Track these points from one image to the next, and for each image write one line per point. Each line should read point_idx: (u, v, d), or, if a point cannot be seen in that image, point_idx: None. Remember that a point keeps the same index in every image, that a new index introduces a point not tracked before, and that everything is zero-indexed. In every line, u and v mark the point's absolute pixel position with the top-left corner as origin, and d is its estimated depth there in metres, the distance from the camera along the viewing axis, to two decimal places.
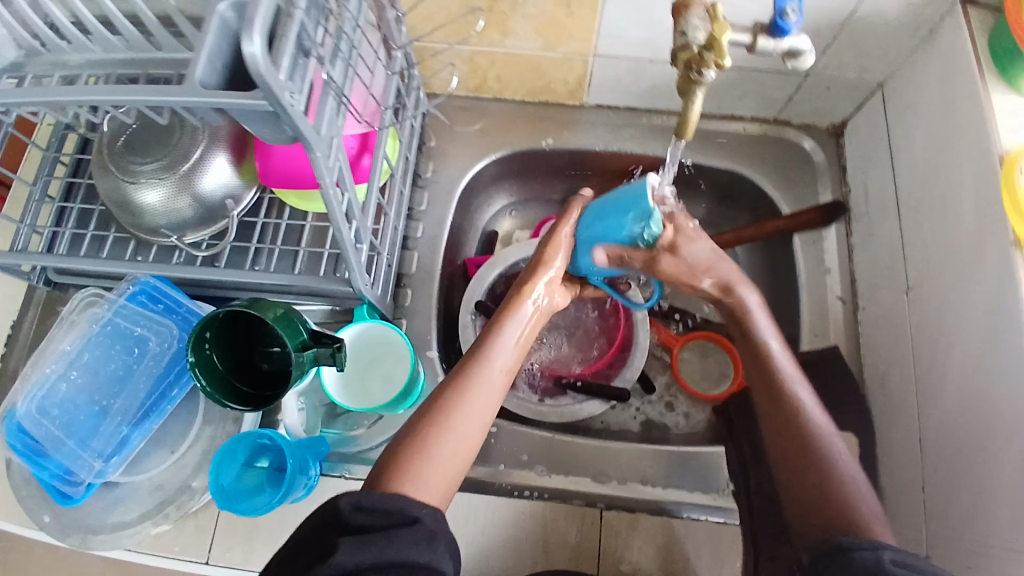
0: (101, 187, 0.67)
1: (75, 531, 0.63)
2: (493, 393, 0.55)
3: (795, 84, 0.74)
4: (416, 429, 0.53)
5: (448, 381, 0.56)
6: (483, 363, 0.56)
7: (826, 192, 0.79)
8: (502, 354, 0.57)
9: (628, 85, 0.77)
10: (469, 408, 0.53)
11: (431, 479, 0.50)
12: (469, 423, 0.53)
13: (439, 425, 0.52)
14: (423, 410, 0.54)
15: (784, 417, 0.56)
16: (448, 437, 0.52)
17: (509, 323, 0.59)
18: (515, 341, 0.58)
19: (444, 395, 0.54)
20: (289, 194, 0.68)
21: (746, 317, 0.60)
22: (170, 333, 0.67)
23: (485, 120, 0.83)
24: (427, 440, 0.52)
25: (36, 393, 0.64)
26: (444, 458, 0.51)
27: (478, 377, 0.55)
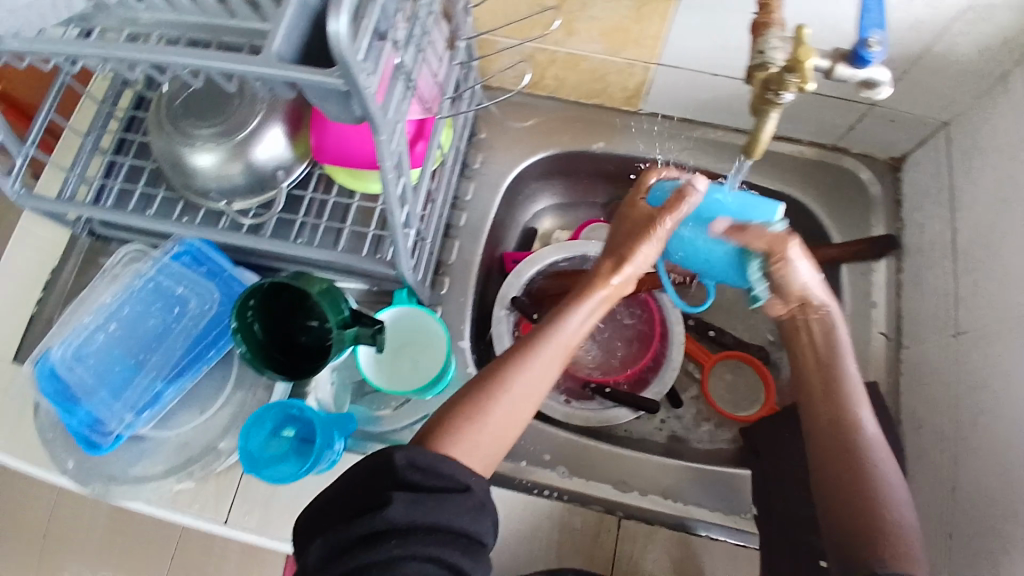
0: (156, 146, 0.67)
1: (96, 479, 0.64)
2: (556, 367, 0.54)
3: (859, 113, 0.73)
4: (475, 392, 0.52)
5: (514, 346, 0.54)
6: (557, 334, 0.53)
7: (878, 225, 0.78)
8: (572, 331, 0.54)
9: (687, 97, 0.75)
10: (530, 380, 0.53)
11: (480, 447, 0.51)
12: (527, 397, 0.52)
13: (494, 395, 0.52)
14: (483, 375, 0.53)
15: (833, 420, 0.57)
16: (503, 409, 0.51)
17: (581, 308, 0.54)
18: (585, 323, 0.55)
19: (510, 361, 0.53)
20: (340, 172, 0.67)
21: (830, 329, 0.59)
22: (210, 297, 0.67)
23: (538, 117, 0.82)
24: (482, 408, 0.51)
25: (73, 339, 0.65)
26: (495, 429, 0.51)
27: (546, 349, 0.53)
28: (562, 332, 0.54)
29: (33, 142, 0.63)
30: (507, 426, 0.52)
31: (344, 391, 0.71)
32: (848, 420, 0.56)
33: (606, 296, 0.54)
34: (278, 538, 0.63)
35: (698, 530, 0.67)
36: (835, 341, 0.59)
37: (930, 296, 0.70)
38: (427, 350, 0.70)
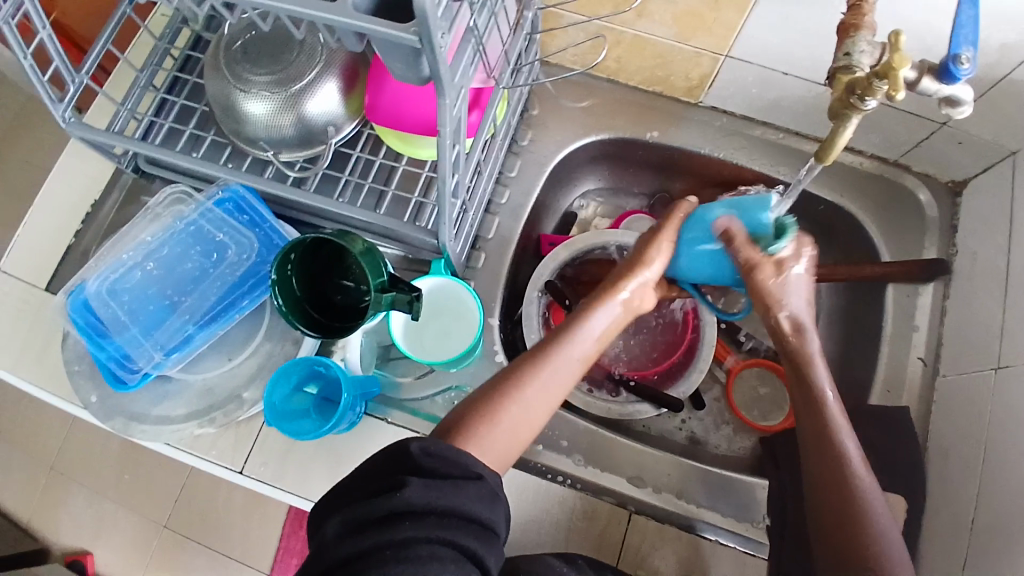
0: (210, 88, 0.66)
1: (117, 416, 0.65)
2: (571, 373, 0.54)
3: (928, 130, 0.70)
4: (490, 393, 0.52)
5: (530, 351, 0.54)
6: (572, 344, 0.54)
7: (930, 248, 0.75)
8: (587, 339, 0.54)
9: (752, 94, 0.73)
10: (545, 384, 0.52)
11: (494, 446, 0.50)
12: (543, 400, 0.52)
13: (513, 395, 0.51)
14: (501, 374, 0.53)
15: (822, 477, 0.51)
16: (517, 411, 0.51)
17: (600, 312, 0.55)
18: (602, 331, 0.55)
19: (526, 366, 0.53)
20: (390, 134, 0.66)
21: (806, 364, 0.55)
22: (250, 246, 0.67)
23: (594, 98, 0.80)
24: (496, 409, 0.51)
25: (109, 274, 0.65)
26: (509, 430, 0.51)
27: (563, 355, 0.53)
28: (577, 340, 0.54)
29: (86, 71, 0.62)
30: (523, 426, 0.52)
31: (367, 353, 0.70)
32: (833, 445, 0.52)
33: (620, 305, 0.56)
34: (290, 493, 0.64)
35: (705, 534, 0.66)
36: (805, 372, 0.55)
37: (974, 326, 0.68)
38: (456, 323, 0.70)
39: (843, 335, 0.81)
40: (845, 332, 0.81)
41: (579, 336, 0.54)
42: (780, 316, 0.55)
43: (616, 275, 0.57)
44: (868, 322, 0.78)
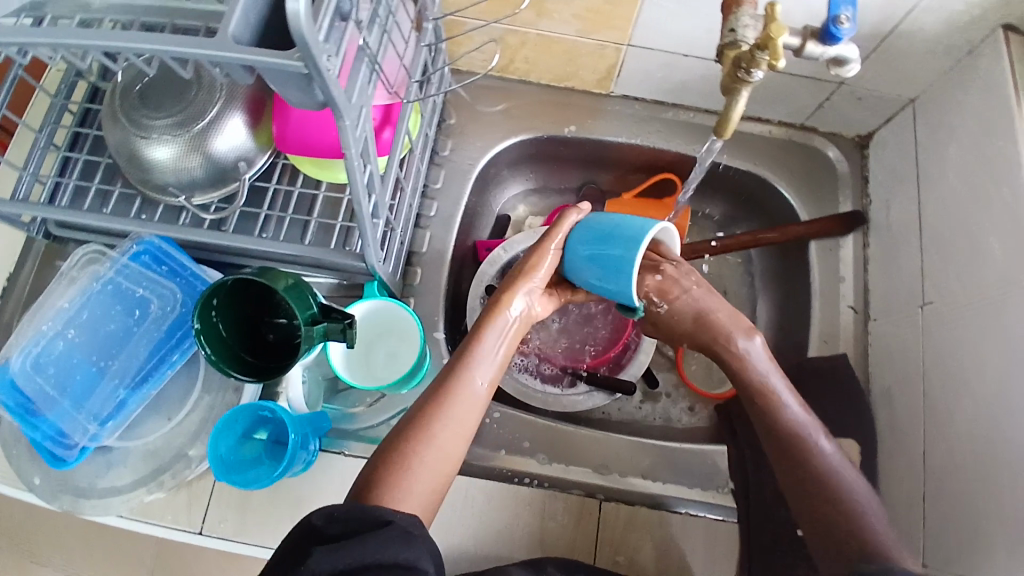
0: (110, 139, 0.65)
1: (64, 494, 0.62)
2: (479, 400, 0.54)
3: (828, 91, 0.73)
4: (394, 442, 0.51)
5: (429, 391, 0.54)
6: (467, 373, 0.54)
7: (845, 202, 0.79)
8: (484, 363, 0.55)
9: (659, 79, 0.75)
10: (453, 418, 0.52)
11: (415, 490, 0.49)
12: (452, 434, 0.51)
13: (418, 437, 0.50)
14: (401, 426, 0.52)
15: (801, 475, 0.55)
16: (431, 451, 0.50)
17: (488, 337, 0.56)
18: (497, 352, 0.56)
19: (426, 406, 0.52)
20: (305, 162, 0.65)
21: (745, 369, 0.59)
22: (173, 297, 0.65)
23: (510, 101, 0.81)
24: (408, 455, 0.50)
25: (31, 348, 0.62)
26: (427, 472, 0.50)
27: (464, 386, 0.53)
28: (474, 366, 0.54)
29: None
30: (443, 462, 0.51)
31: (314, 390, 0.70)
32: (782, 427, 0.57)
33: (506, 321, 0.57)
34: (255, 543, 0.62)
35: (676, 509, 0.68)
36: (752, 378, 0.59)
37: (895, 270, 0.72)
38: (401, 342, 0.69)
39: (779, 296, 0.84)
40: (781, 294, 0.84)
41: (477, 362, 0.54)
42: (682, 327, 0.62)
43: (499, 295, 0.58)
44: (800, 281, 0.80)
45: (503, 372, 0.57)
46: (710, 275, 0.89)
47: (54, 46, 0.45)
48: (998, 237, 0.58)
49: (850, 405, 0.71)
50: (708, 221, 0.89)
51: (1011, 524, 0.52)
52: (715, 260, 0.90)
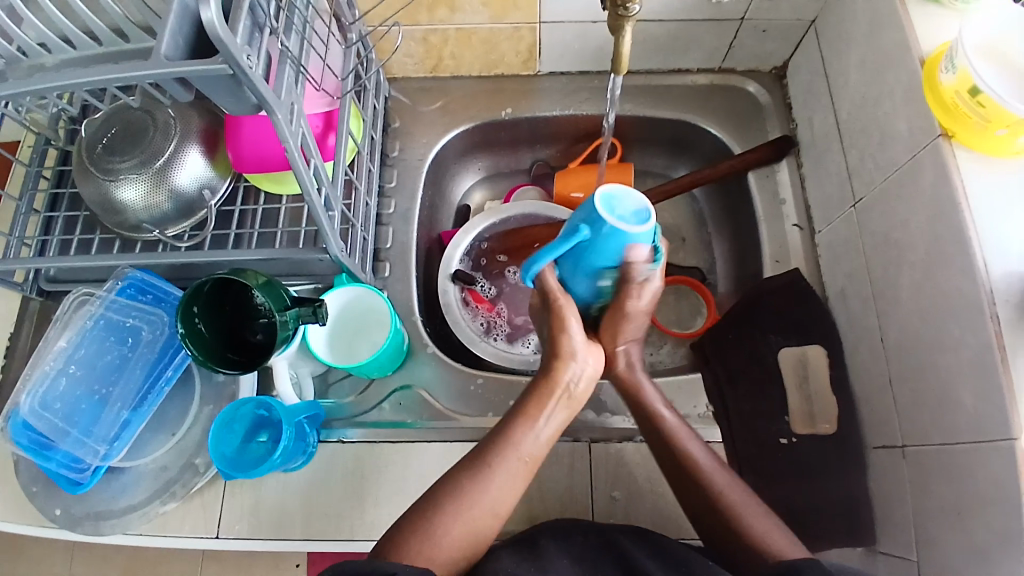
0: (83, 191, 0.71)
1: (85, 520, 0.65)
2: (512, 477, 0.58)
3: (733, 31, 0.78)
4: (424, 513, 0.55)
5: (465, 463, 0.59)
6: (505, 449, 0.58)
7: (774, 130, 0.84)
8: (527, 441, 0.59)
9: (577, 50, 0.81)
10: (484, 493, 0.56)
11: (439, 558, 0.53)
12: (483, 507, 0.56)
13: (445, 510, 0.55)
14: (432, 497, 0.57)
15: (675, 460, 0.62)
16: (456, 522, 0.55)
17: (539, 413, 0.60)
18: (543, 428, 0.60)
19: (459, 481, 0.57)
20: (264, 180, 0.72)
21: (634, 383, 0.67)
22: (161, 321, 0.69)
23: (446, 97, 0.86)
24: (434, 524, 0.54)
25: (38, 388, 0.65)
26: (449, 541, 0.54)
27: (501, 464, 0.58)
28: (516, 445, 0.59)
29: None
30: (469, 533, 0.55)
31: (306, 384, 0.71)
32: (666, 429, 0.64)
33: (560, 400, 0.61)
34: (268, 539, 0.65)
35: None
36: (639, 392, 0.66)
37: (826, 180, 0.76)
38: (374, 328, 0.71)
39: (731, 230, 0.88)
40: (734, 227, 0.88)
41: (519, 436, 0.59)
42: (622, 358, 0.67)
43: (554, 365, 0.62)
44: (746, 212, 0.85)
45: (548, 447, 0.61)
46: (665, 225, 0.94)
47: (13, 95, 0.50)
48: (904, 118, 0.62)
49: (811, 313, 0.75)
50: (653, 174, 0.94)
51: (966, 376, 0.54)
52: (669, 209, 0.94)
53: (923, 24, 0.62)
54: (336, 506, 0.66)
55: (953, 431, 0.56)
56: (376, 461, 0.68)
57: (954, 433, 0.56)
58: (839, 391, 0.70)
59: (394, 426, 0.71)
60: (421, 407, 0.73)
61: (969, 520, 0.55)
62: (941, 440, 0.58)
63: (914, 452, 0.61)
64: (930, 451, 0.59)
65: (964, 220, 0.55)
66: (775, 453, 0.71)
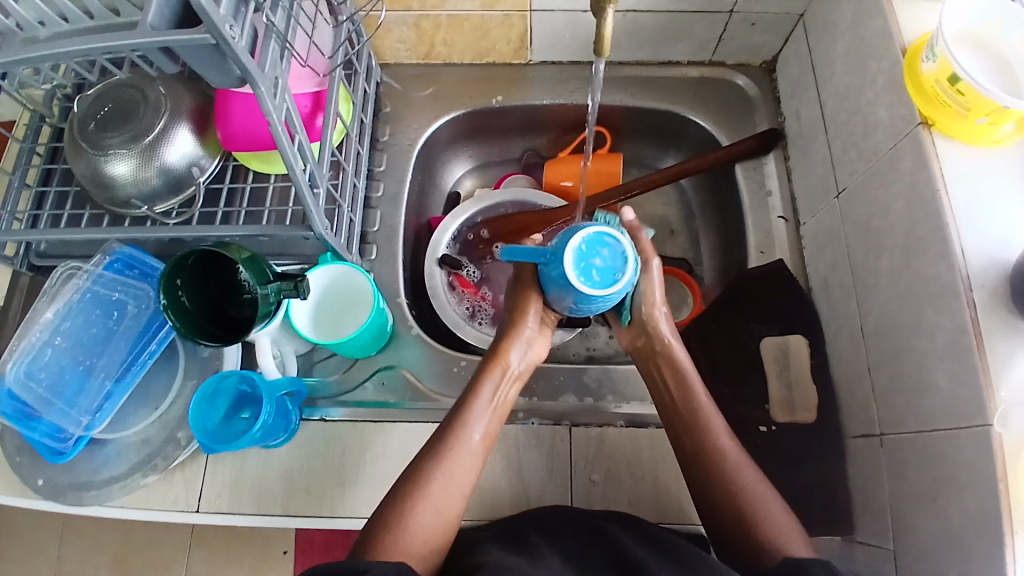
0: (76, 168, 0.71)
1: (68, 491, 0.66)
2: (470, 456, 0.59)
3: (721, 23, 0.79)
4: (394, 503, 0.56)
5: (427, 449, 0.59)
6: (462, 428, 0.60)
7: (762, 123, 0.84)
8: (481, 416, 0.61)
9: (569, 39, 0.81)
10: (448, 475, 0.57)
11: (413, 549, 0.53)
12: (449, 490, 0.57)
13: (414, 498, 0.56)
14: (401, 485, 0.57)
15: (709, 459, 0.59)
16: (427, 508, 0.56)
17: (489, 389, 0.62)
18: (493, 404, 0.62)
19: (423, 468, 0.58)
20: (253, 159, 0.73)
21: (678, 366, 0.64)
22: (147, 296, 0.70)
23: (437, 84, 0.87)
24: (404, 512, 0.55)
25: (24, 358, 0.65)
26: (422, 528, 0.55)
27: (460, 445, 0.59)
28: (472, 422, 0.61)
29: None
30: (441, 518, 0.56)
31: (291, 361, 0.71)
32: (703, 424, 0.61)
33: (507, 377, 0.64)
34: (248, 514, 0.66)
35: (646, 424, 0.71)
36: (683, 377, 0.64)
37: (811, 171, 0.76)
38: (358, 307, 0.71)
39: (718, 222, 0.88)
40: (721, 218, 0.88)
41: (474, 415, 0.61)
42: (661, 327, 0.65)
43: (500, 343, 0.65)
44: (734, 203, 0.85)
45: (499, 421, 0.63)
46: (654, 217, 0.94)
47: (7, 65, 0.51)
48: (885, 107, 0.63)
49: (794, 304, 0.75)
50: (644, 166, 0.95)
51: (942, 363, 0.55)
52: (658, 201, 0.94)
53: (905, 14, 0.62)
54: (315, 482, 0.67)
55: (929, 420, 0.56)
56: (358, 438, 0.68)
57: (930, 421, 0.56)
58: (820, 380, 0.71)
59: (376, 405, 0.71)
60: (404, 387, 0.73)
61: (943, 509, 0.55)
62: (918, 429, 0.58)
63: (892, 441, 0.61)
64: (907, 440, 0.59)
65: (943, 207, 0.55)
66: (755, 441, 0.71)
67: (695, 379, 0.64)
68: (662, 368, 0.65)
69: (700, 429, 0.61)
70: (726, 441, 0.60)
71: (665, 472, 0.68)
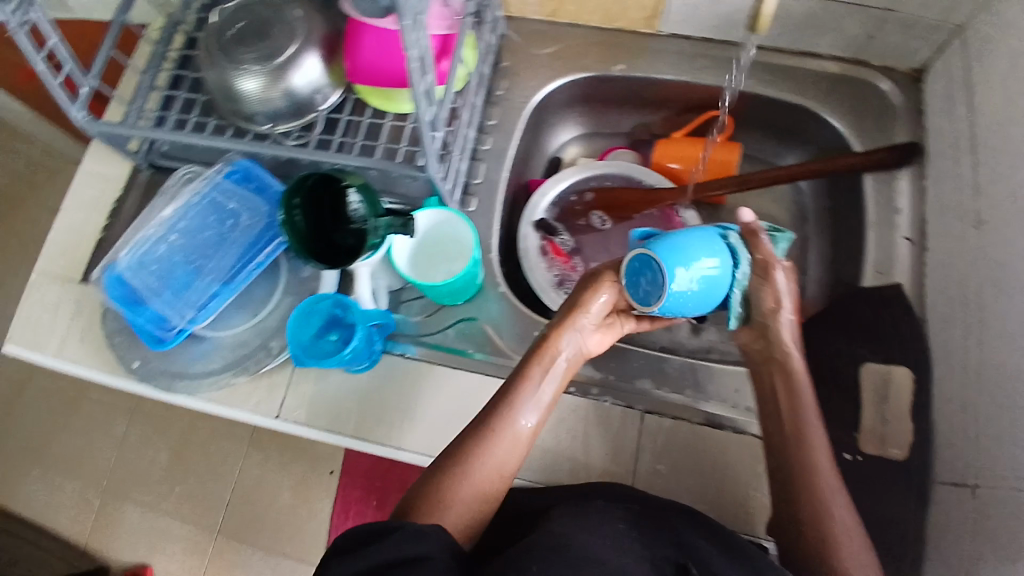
0: (208, 76, 0.73)
1: (158, 376, 0.69)
2: (515, 440, 0.59)
3: (873, 20, 0.74)
4: (437, 475, 0.57)
5: (472, 427, 0.60)
6: (509, 411, 0.60)
7: (901, 134, 0.78)
8: (530, 403, 0.61)
9: (706, 15, 0.78)
10: (492, 456, 0.58)
11: (453, 519, 0.56)
12: (491, 469, 0.58)
13: (457, 473, 0.57)
14: (444, 459, 0.59)
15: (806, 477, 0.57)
16: (469, 484, 0.57)
17: (538, 378, 0.61)
18: (543, 392, 0.61)
19: (467, 447, 0.58)
20: (373, 95, 0.73)
21: (792, 377, 0.62)
22: (260, 210, 0.72)
23: (560, 44, 0.85)
24: (445, 485, 0.56)
25: (139, 248, 0.69)
26: (462, 503, 0.56)
27: (505, 428, 0.59)
28: (520, 407, 0.60)
29: (95, 73, 0.69)
30: (482, 495, 0.57)
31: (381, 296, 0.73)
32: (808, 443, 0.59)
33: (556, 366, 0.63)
34: (322, 431, 0.68)
35: (724, 426, 0.69)
36: (797, 390, 0.61)
37: (948, 194, 0.70)
38: (456, 253, 0.72)
39: (833, 231, 0.84)
40: (837, 229, 0.83)
41: (522, 402, 0.60)
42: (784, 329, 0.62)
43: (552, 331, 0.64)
44: (855, 215, 0.80)
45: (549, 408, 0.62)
46: (762, 215, 0.90)
47: None
48: None
49: (902, 332, 0.70)
50: (759, 161, 0.91)
51: None
52: (768, 200, 0.90)
53: None
54: (388, 415, 0.68)
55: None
56: (436, 383, 0.69)
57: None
58: (918, 416, 0.66)
59: (453, 352, 0.72)
60: (484, 339, 0.73)
61: None
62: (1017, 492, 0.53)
63: (983, 497, 0.57)
64: (1000, 499, 0.55)
65: None
66: None
67: (808, 393, 0.61)
68: (774, 375, 0.63)
69: (803, 448, 0.58)
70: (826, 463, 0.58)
71: (734, 476, 0.67)
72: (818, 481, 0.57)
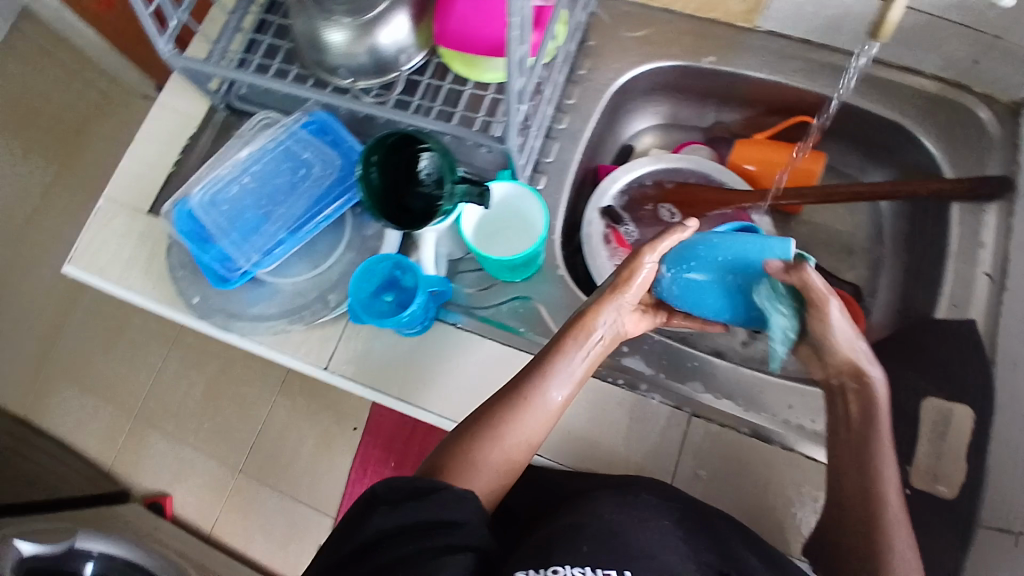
0: (295, 23, 0.71)
1: (217, 313, 0.70)
2: (545, 411, 0.58)
3: (984, 44, 0.70)
4: (467, 437, 0.58)
5: (503, 393, 0.59)
6: (540, 382, 0.58)
7: (994, 166, 0.73)
8: (563, 376, 0.59)
9: (809, 16, 0.75)
10: (520, 426, 0.58)
11: (479, 482, 0.56)
12: (519, 439, 0.57)
13: (484, 439, 0.57)
14: (474, 422, 0.59)
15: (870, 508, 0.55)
16: (496, 450, 0.57)
17: (574, 352, 0.60)
18: (578, 366, 0.60)
19: (496, 413, 0.58)
20: (457, 60, 0.72)
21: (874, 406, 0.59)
22: (333, 162, 0.72)
23: (650, 28, 0.82)
24: (473, 448, 0.57)
25: (212, 187, 0.71)
26: (488, 468, 0.57)
27: (535, 398, 0.58)
28: (553, 379, 0.59)
29: (185, 7, 0.69)
30: (508, 461, 0.58)
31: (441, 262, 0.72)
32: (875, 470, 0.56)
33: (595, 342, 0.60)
34: (369, 389, 0.68)
35: (771, 439, 0.67)
36: (875, 416, 0.58)
37: None
38: (523, 232, 0.72)
39: (908, 256, 0.81)
40: (913, 254, 0.80)
41: (555, 375, 0.59)
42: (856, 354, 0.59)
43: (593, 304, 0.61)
44: (934, 242, 0.77)
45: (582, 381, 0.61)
46: (834, 231, 0.88)
47: None
48: None
49: (969, 369, 0.68)
50: (839, 174, 0.88)
51: None
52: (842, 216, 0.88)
53: None
54: (436, 382, 0.68)
55: None
56: (485, 356, 0.69)
57: None
58: (975, 458, 0.64)
59: (505, 328, 0.71)
60: (536, 319, 0.72)
61: None
62: None
63: None
64: None
65: None
66: None
67: (887, 422, 0.58)
68: (849, 399, 0.60)
69: (870, 476, 0.56)
70: (892, 494, 0.56)
71: (776, 490, 0.66)
72: (869, 507, 0.55)
